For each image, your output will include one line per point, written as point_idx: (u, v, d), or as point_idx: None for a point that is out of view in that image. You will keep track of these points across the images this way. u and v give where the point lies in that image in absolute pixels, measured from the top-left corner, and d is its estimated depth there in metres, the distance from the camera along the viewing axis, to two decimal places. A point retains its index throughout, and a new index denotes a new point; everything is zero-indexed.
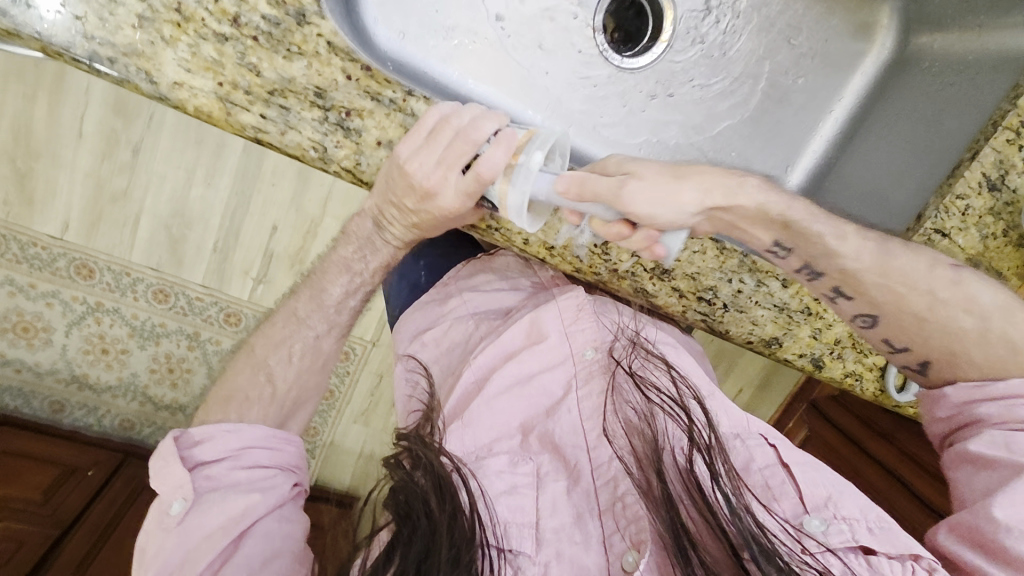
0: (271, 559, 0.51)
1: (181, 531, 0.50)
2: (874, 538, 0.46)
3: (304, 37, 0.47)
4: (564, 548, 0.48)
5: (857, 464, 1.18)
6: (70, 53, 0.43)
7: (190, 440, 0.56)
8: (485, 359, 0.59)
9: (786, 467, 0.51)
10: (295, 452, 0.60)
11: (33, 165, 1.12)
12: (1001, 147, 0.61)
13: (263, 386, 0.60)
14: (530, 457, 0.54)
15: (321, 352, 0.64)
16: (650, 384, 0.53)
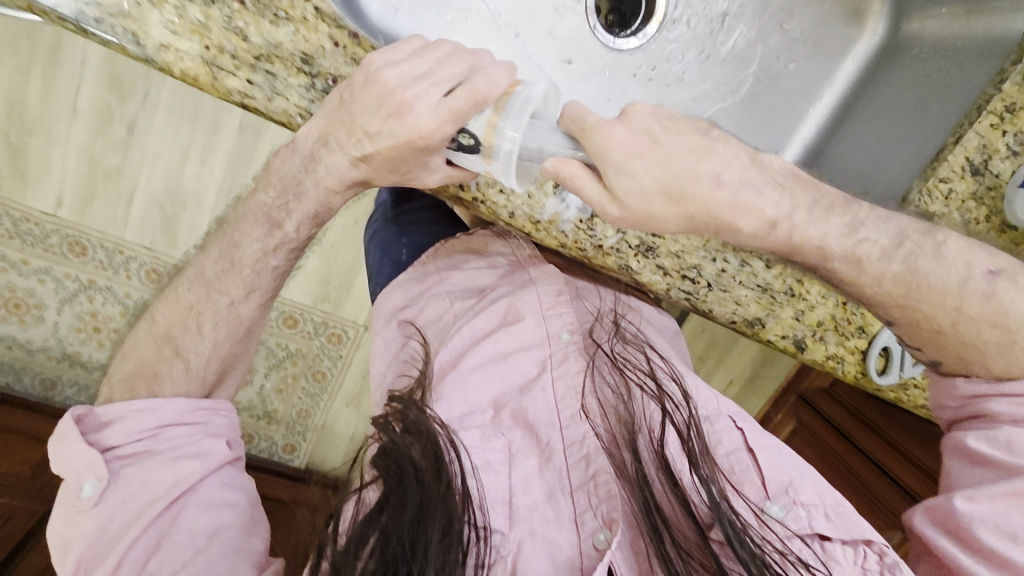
0: (217, 530, 0.49)
1: (98, 513, 0.48)
2: (829, 524, 0.46)
3: (291, 2, 0.47)
4: (536, 525, 0.48)
5: (842, 454, 1.25)
6: (58, 12, 0.43)
7: (97, 422, 0.52)
8: (460, 339, 0.57)
9: (751, 451, 0.50)
10: (226, 420, 0.57)
11: (27, 140, 1.12)
12: (985, 132, 0.61)
13: (173, 361, 0.56)
14: (501, 432, 0.53)
15: (241, 319, 0.58)
16: (629, 365, 0.54)
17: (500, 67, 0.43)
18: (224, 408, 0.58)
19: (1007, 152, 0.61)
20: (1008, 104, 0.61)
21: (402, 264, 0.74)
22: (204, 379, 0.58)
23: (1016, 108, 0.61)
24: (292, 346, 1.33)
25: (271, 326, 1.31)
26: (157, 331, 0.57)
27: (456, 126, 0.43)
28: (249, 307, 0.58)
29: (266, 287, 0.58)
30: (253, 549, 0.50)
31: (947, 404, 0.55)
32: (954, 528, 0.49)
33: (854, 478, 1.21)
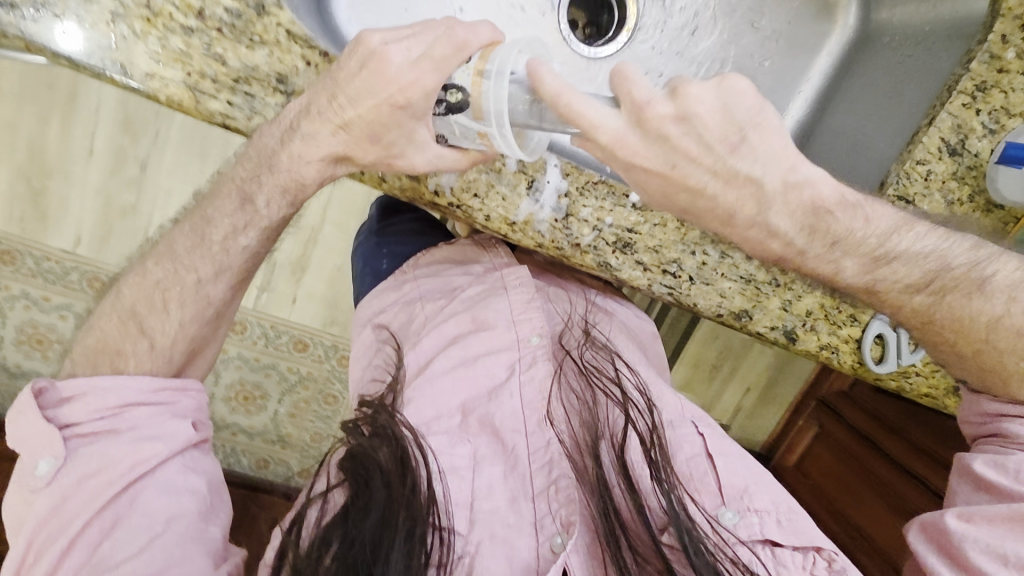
0: (174, 516, 0.49)
1: (52, 492, 0.49)
2: (782, 531, 0.46)
3: (264, 27, 0.50)
4: (496, 529, 0.49)
5: (865, 457, 1.25)
6: (52, 48, 0.46)
7: (57, 396, 0.53)
8: (430, 344, 0.59)
9: (710, 457, 0.50)
10: (195, 401, 0.58)
11: (46, 183, 1.17)
12: (958, 112, 0.62)
13: (138, 339, 0.56)
14: (467, 438, 0.53)
15: (208, 300, 0.59)
16: (595, 370, 0.55)
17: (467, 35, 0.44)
18: (194, 389, 0.58)
19: (983, 130, 0.62)
20: (977, 83, 0.62)
21: (382, 273, 0.78)
22: (170, 359, 0.58)
23: (986, 86, 0.62)
24: (303, 370, 1.36)
25: (282, 350, 1.33)
26: (122, 307, 0.58)
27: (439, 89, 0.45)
28: (218, 288, 0.59)
29: (234, 269, 0.58)
30: (211, 538, 0.51)
31: (969, 421, 0.56)
32: (949, 548, 0.47)
33: (875, 479, 1.21)
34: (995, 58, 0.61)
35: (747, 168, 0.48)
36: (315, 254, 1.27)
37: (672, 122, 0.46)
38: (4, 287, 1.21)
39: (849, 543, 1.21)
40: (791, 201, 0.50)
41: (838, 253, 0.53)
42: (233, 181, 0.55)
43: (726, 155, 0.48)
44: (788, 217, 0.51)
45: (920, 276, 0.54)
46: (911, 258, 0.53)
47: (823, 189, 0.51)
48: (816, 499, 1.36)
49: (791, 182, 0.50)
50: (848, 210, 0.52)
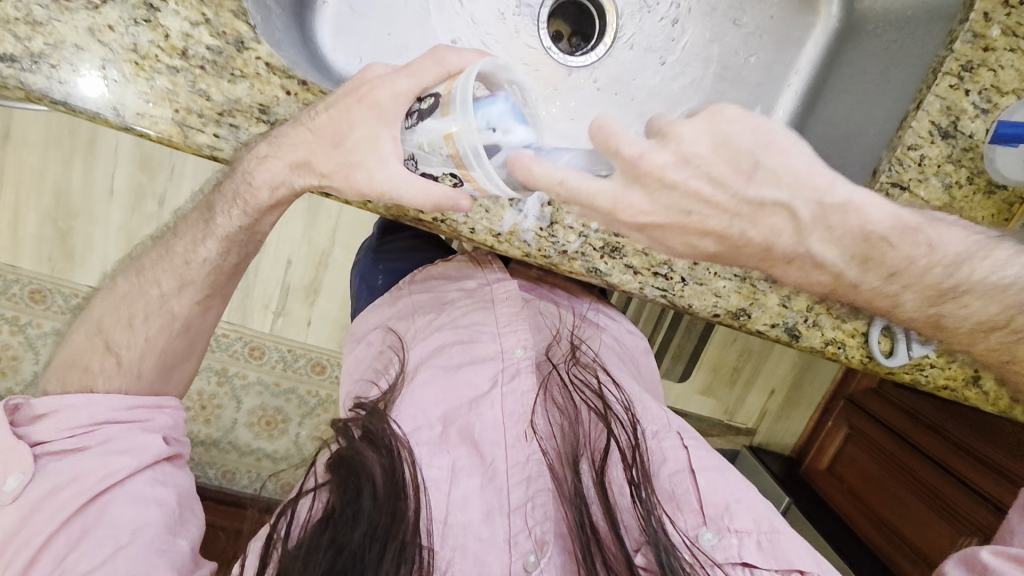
0: (141, 526, 0.51)
1: (19, 506, 0.50)
2: (760, 554, 0.47)
3: (244, 61, 0.52)
4: (469, 543, 0.50)
5: (902, 458, 1.19)
6: (49, 96, 0.49)
7: (30, 416, 0.56)
8: (416, 357, 0.63)
9: (694, 472, 0.52)
10: (169, 419, 0.62)
11: (72, 224, 1.18)
12: (947, 93, 0.61)
13: (104, 355, 0.60)
14: (446, 450, 0.55)
15: (173, 315, 0.63)
16: (578, 386, 0.58)
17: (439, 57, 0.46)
18: (169, 406, 0.62)
19: (975, 111, 0.61)
20: (964, 63, 0.61)
21: (377, 289, 0.81)
22: (139, 375, 0.62)
23: (973, 66, 0.61)
24: (323, 393, 1.38)
25: (301, 373, 1.36)
26: (91, 322, 0.62)
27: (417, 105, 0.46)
28: (183, 303, 0.63)
29: (199, 282, 0.62)
30: (177, 551, 0.53)
31: None
32: None
33: (914, 480, 1.16)
34: (979, 36, 0.61)
35: (773, 195, 0.46)
36: (327, 277, 1.29)
37: (675, 168, 0.45)
38: (37, 326, 1.22)
39: (892, 551, 1.16)
40: (834, 228, 0.47)
41: (899, 286, 0.49)
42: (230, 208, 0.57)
43: (743, 187, 0.46)
44: (835, 246, 0.48)
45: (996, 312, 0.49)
46: (986, 291, 0.49)
47: (872, 214, 0.47)
48: (851, 503, 1.29)
49: (830, 205, 0.46)
50: (906, 237, 0.48)
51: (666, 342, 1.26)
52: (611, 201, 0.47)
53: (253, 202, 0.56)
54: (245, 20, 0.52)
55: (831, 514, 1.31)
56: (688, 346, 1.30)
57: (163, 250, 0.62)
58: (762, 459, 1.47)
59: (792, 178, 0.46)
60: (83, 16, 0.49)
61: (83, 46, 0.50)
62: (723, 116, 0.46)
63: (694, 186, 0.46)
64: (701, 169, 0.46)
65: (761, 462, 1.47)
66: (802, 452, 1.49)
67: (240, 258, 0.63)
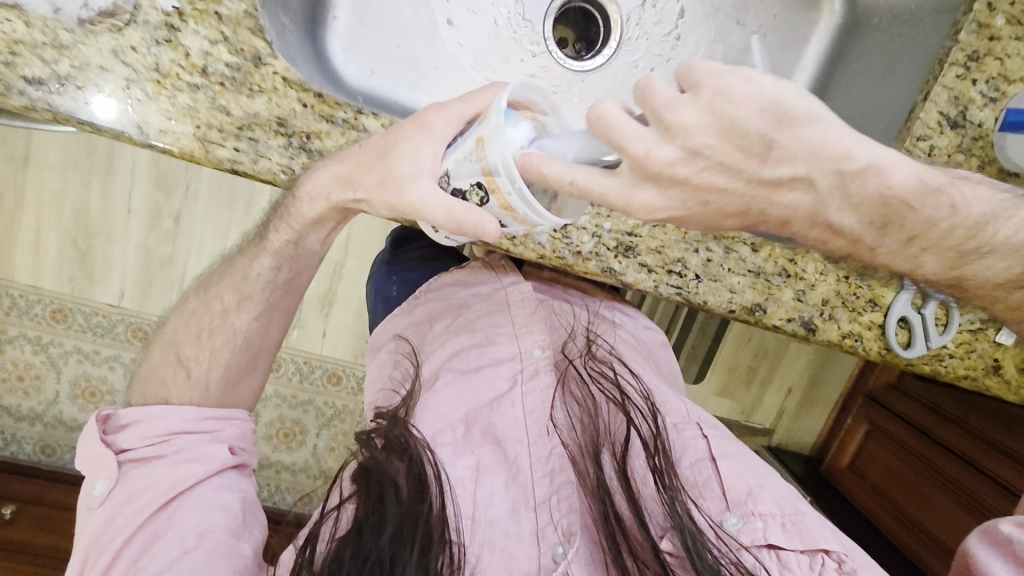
0: (207, 531, 0.52)
1: (104, 510, 0.54)
2: (785, 535, 0.48)
3: (262, 76, 0.54)
4: (496, 538, 0.51)
5: (923, 452, 1.19)
6: (76, 116, 0.51)
7: (117, 424, 0.59)
8: (437, 359, 0.64)
9: (714, 460, 0.53)
10: (238, 430, 0.63)
11: (92, 244, 1.20)
12: (954, 83, 0.62)
13: (177, 368, 0.63)
14: (471, 450, 0.56)
15: (235, 330, 0.64)
16: (596, 380, 0.59)
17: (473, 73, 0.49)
18: (237, 418, 0.64)
19: (982, 99, 0.62)
20: (969, 53, 0.62)
21: (393, 299, 0.83)
22: (207, 388, 0.63)
23: (979, 55, 0.62)
24: (340, 404, 1.39)
25: (318, 385, 1.37)
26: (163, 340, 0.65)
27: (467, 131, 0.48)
28: (242, 318, 0.64)
29: (254, 298, 0.64)
30: (241, 556, 0.52)
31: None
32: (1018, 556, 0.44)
33: (936, 474, 1.15)
34: (985, 26, 0.61)
35: (790, 173, 0.46)
36: (340, 288, 1.30)
37: (682, 163, 0.45)
38: (59, 344, 1.25)
39: (918, 547, 1.14)
40: (853, 194, 0.46)
41: (918, 250, 0.49)
42: None
43: (758, 170, 0.46)
44: (855, 212, 0.47)
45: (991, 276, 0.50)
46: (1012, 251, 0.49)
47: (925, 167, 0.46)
48: (880, 504, 1.26)
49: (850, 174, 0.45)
50: (928, 199, 0.47)
51: (680, 342, 1.25)
52: (621, 201, 0.46)
53: (292, 214, 0.58)
54: (262, 36, 0.54)
55: (860, 517, 1.28)
56: (702, 345, 1.28)
57: (226, 265, 0.65)
58: (780, 459, 1.45)
59: (808, 152, 0.45)
60: (107, 38, 0.51)
61: (107, 68, 0.51)
62: (730, 95, 0.43)
63: (707, 178, 0.46)
64: (711, 159, 0.45)
65: (780, 460, 1.45)
66: (822, 451, 1.48)
67: (283, 278, 0.65)
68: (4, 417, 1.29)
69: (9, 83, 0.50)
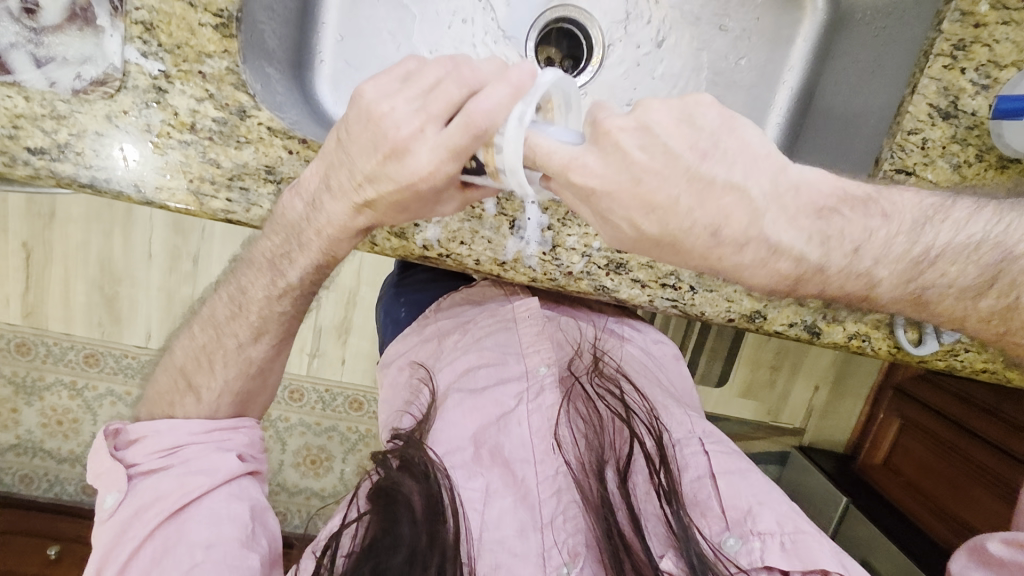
0: (214, 543, 0.53)
1: (115, 523, 0.56)
2: (784, 555, 0.47)
3: (248, 127, 0.56)
4: (502, 558, 0.51)
5: (959, 443, 1.14)
6: (77, 180, 0.54)
7: (128, 440, 0.62)
8: (443, 381, 0.66)
9: (715, 477, 0.53)
10: (246, 438, 0.65)
11: (117, 289, 1.25)
12: (941, 75, 0.61)
13: (186, 394, 0.64)
14: (481, 472, 0.56)
15: (251, 359, 0.65)
16: (601, 398, 0.59)
17: (434, 64, 0.45)
18: (245, 426, 0.65)
19: (974, 88, 0.61)
20: (955, 42, 0.61)
21: (401, 321, 0.84)
22: (217, 411, 0.65)
23: (966, 44, 0.61)
24: (363, 429, 1.40)
25: (341, 412, 1.39)
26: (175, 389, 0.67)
27: (455, 162, 0.44)
28: (259, 350, 0.65)
29: (272, 331, 0.64)
30: (247, 566, 0.53)
31: None
32: None
33: (977, 469, 1.10)
34: (968, 14, 0.60)
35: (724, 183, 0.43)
36: (356, 315, 1.32)
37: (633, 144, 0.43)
38: (93, 388, 1.30)
39: (957, 542, 1.09)
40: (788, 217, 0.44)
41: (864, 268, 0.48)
42: (257, 257, 0.60)
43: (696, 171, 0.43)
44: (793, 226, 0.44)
45: (976, 278, 0.47)
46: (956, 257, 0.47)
47: None
48: (918, 501, 1.20)
49: (794, 193, 0.45)
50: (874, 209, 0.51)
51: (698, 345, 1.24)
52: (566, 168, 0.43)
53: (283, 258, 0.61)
54: (246, 90, 0.56)
55: (895, 514, 1.22)
56: (723, 344, 1.27)
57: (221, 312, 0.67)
58: (813, 458, 1.41)
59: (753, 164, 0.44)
60: (102, 105, 0.54)
61: (104, 132, 0.54)
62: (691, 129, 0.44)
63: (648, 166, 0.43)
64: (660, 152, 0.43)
65: (812, 459, 1.41)
66: (856, 449, 1.44)
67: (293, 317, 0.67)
68: (47, 460, 1.34)
69: (15, 154, 0.53)
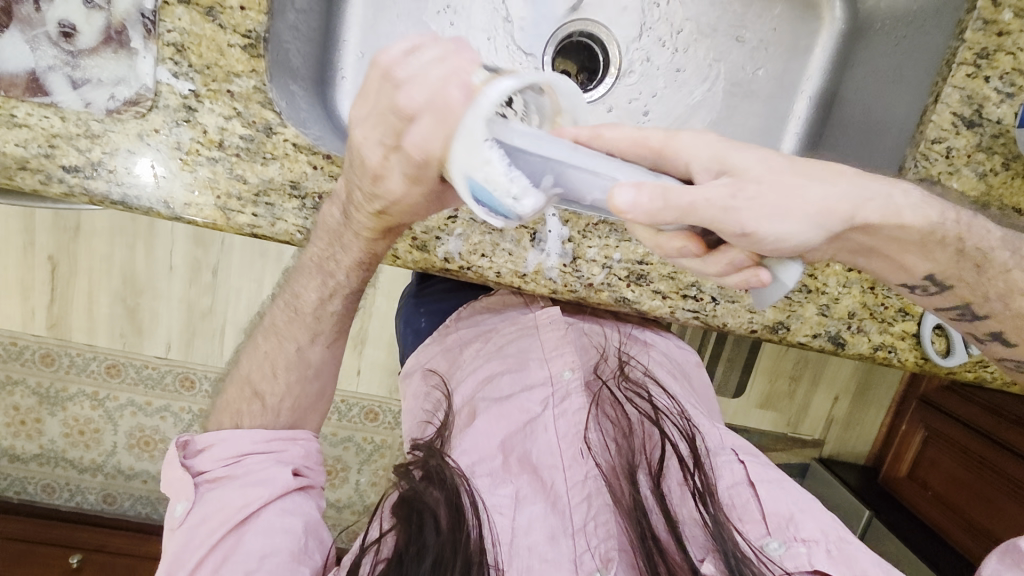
0: (269, 554, 0.54)
1: (183, 530, 0.56)
2: (831, 561, 0.48)
3: (274, 144, 0.57)
4: (534, 564, 0.51)
5: (988, 456, 1.11)
6: (109, 197, 0.55)
7: (194, 447, 0.61)
8: (466, 389, 0.66)
9: (753, 485, 0.54)
10: (303, 449, 0.64)
11: (139, 301, 1.26)
12: (965, 83, 0.62)
13: (252, 401, 0.64)
14: (510, 479, 0.57)
15: (308, 362, 0.66)
16: (630, 401, 0.59)
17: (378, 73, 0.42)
18: (303, 438, 0.65)
19: (998, 96, 0.62)
20: (978, 51, 0.61)
21: (422, 331, 0.85)
22: (278, 416, 0.65)
23: (989, 52, 0.61)
24: (379, 439, 1.41)
25: (356, 422, 1.39)
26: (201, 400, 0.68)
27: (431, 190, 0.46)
28: (315, 351, 0.66)
29: (326, 332, 0.66)
30: None
31: None
32: None
33: (1008, 480, 1.07)
34: (991, 23, 0.61)
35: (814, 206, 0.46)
36: (373, 325, 1.32)
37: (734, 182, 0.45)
38: (114, 398, 1.32)
39: None
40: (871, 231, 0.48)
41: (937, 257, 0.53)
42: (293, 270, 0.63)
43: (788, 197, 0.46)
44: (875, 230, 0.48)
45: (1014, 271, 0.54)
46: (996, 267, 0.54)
47: None
48: (946, 515, 1.18)
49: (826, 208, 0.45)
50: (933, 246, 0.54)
51: (715, 356, 1.23)
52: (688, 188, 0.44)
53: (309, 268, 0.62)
54: (273, 108, 0.58)
55: (924, 530, 1.20)
56: (740, 353, 1.25)
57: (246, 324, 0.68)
58: (833, 471, 1.39)
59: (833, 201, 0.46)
60: (134, 124, 0.55)
61: (135, 150, 0.55)
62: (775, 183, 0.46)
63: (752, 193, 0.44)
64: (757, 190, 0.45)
65: (833, 472, 1.39)
66: (878, 460, 1.41)
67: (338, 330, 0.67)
68: (69, 470, 1.37)
69: (51, 172, 0.55)
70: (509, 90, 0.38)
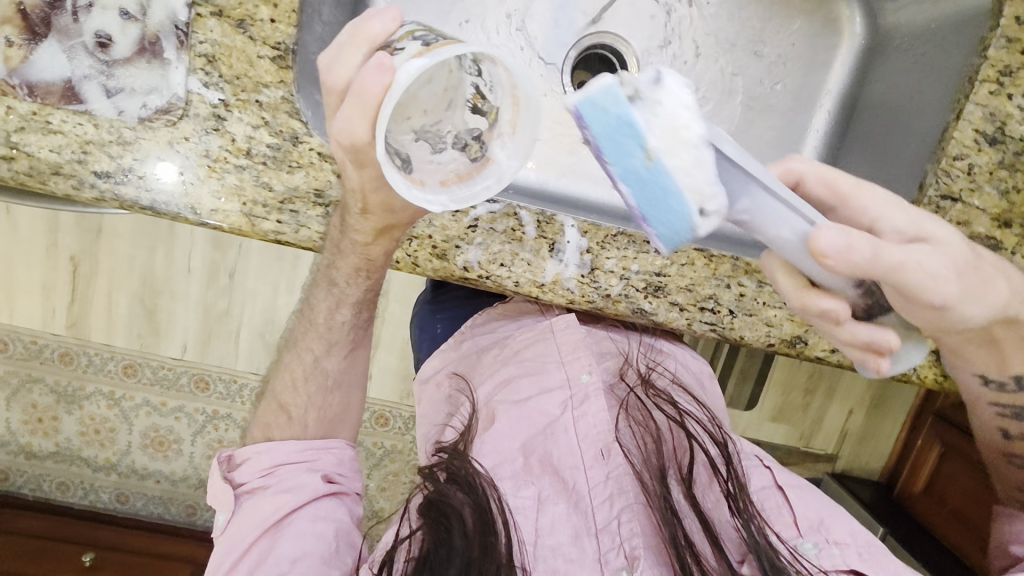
0: (300, 557, 0.55)
1: (223, 539, 0.58)
2: (862, 560, 0.50)
3: (300, 153, 0.59)
4: (559, 564, 0.53)
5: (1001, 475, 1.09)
6: (138, 202, 0.57)
7: (234, 461, 0.63)
8: (484, 391, 0.66)
9: (782, 489, 0.56)
10: (335, 458, 0.65)
11: (157, 302, 1.28)
12: (987, 101, 0.61)
13: (279, 414, 0.66)
14: (532, 481, 0.57)
15: (326, 372, 0.68)
16: (655, 406, 0.61)
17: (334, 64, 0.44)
18: (335, 447, 0.66)
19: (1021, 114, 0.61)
20: (1001, 68, 0.61)
21: (437, 337, 0.86)
22: (305, 426, 0.66)
23: (1012, 70, 0.61)
24: (389, 444, 1.42)
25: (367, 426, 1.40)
26: None
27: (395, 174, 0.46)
28: (332, 360, 0.68)
29: (341, 341, 0.68)
30: None
31: None
32: None
33: None
34: (1014, 40, 0.61)
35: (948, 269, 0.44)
36: (385, 330, 1.33)
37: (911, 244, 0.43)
38: (130, 398, 1.34)
39: None
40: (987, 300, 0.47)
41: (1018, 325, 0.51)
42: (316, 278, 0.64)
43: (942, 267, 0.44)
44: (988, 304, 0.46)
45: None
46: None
47: None
48: (965, 534, 1.16)
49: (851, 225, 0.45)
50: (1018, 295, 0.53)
51: (727, 368, 1.22)
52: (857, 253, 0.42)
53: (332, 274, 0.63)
54: (299, 118, 0.59)
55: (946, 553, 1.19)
56: (753, 366, 1.24)
57: None
58: (847, 486, 1.38)
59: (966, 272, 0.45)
60: (165, 131, 0.57)
61: (164, 156, 0.57)
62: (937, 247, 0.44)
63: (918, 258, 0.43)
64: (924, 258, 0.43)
65: (847, 488, 1.37)
66: (892, 476, 1.39)
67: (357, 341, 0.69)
68: (83, 468, 1.38)
69: (82, 178, 0.56)
70: (417, 70, 0.38)
